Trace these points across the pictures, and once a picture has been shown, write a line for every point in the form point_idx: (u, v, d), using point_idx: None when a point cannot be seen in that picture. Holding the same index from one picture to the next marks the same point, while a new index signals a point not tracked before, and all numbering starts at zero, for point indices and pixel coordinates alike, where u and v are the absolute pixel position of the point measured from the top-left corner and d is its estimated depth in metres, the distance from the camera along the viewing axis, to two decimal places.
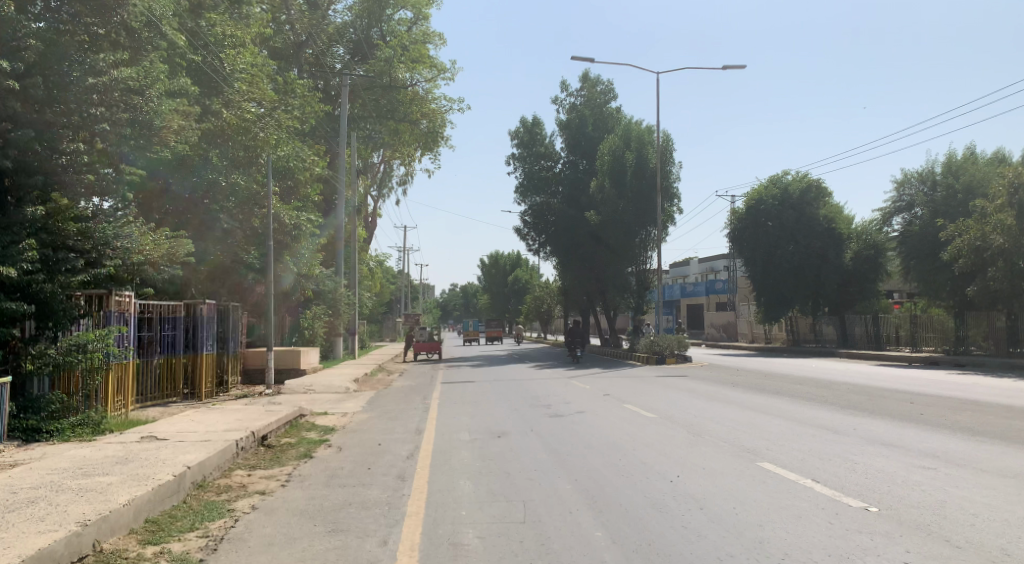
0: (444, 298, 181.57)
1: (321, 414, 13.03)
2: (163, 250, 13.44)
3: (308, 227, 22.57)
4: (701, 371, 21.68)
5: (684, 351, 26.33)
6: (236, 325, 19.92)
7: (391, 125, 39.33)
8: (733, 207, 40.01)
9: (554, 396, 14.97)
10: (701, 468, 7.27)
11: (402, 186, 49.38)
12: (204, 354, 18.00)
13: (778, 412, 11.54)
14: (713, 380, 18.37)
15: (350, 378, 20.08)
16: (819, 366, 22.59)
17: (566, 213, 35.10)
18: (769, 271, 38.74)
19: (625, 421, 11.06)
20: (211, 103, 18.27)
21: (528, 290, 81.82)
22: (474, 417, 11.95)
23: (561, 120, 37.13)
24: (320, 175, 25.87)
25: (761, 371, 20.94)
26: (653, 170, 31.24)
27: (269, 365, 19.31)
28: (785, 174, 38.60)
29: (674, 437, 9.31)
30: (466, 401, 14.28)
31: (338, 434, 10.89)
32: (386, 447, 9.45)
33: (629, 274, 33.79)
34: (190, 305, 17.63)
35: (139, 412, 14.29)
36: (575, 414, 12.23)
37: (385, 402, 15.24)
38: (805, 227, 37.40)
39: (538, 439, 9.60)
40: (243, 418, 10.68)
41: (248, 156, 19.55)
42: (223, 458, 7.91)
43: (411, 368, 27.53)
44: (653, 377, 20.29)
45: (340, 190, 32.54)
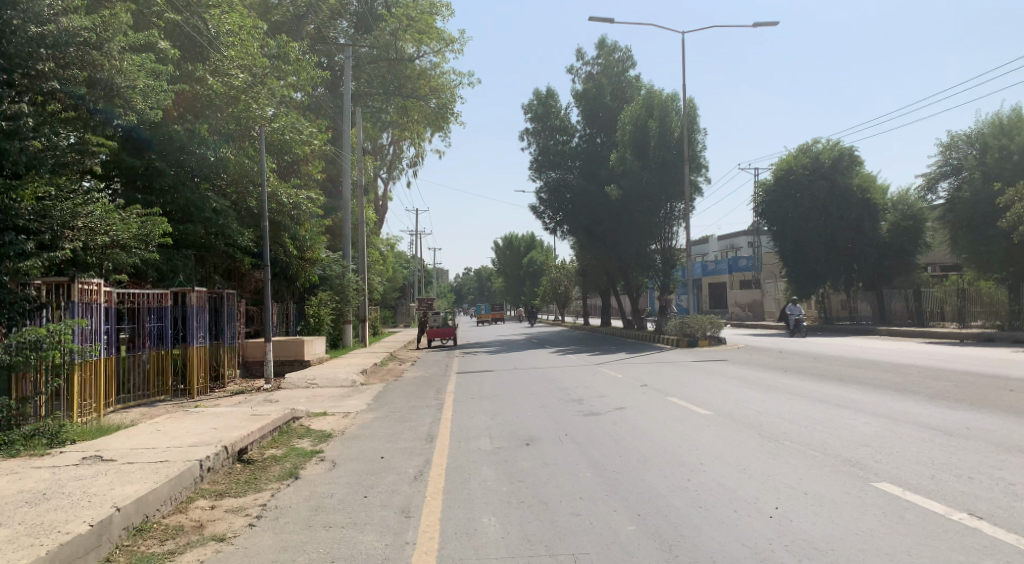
0: (458, 282, 180.17)
1: (319, 414, 11.32)
2: (137, 230, 11.82)
3: (309, 206, 20.79)
4: (740, 354, 19.77)
5: (717, 332, 24.35)
6: (233, 315, 18.21)
7: (398, 101, 37.46)
8: (760, 179, 37.96)
9: (585, 388, 13.03)
10: (803, 494, 5.48)
11: (412, 168, 47.57)
12: (196, 348, 16.27)
13: (858, 405, 9.70)
14: (759, 365, 16.54)
15: (357, 370, 18.41)
16: (869, 347, 20.62)
17: (584, 189, 33.18)
18: (800, 245, 36.71)
19: (677, 421, 9.20)
20: (193, 70, 16.81)
21: (543, 272, 79.68)
22: (496, 418, 10.18)
23: (578, 90, 35.18)
24: (323, 151, 24.07)
25: (807, 354, 19.08)
26: (677, 139, 29.30)
27: (268, 358, 17.57)
28: (816, 143, 36.47)
29: (749, 444, 7.44)
30: (485, 397, 12.50)
31: (337, 442, 9.17)
32: (390, 461, 7.68)
33: (653, 251, 31.70)
34: (180, 293, 15.94)
35: (117, 415, 12.70)
36: (614, 412, 10.34)
37: (393, 399, 13.46)
38: (838, 199, 35.37)
39: (576, 449, 7.81)
40: (222, 424, 8.98)
41: (240, 128, 17.84)
42: (179, 486, 6.21)
43: (425, 356, 25.85)
44: (690, 363, 18.25)
45: (345, 169, 30.73)
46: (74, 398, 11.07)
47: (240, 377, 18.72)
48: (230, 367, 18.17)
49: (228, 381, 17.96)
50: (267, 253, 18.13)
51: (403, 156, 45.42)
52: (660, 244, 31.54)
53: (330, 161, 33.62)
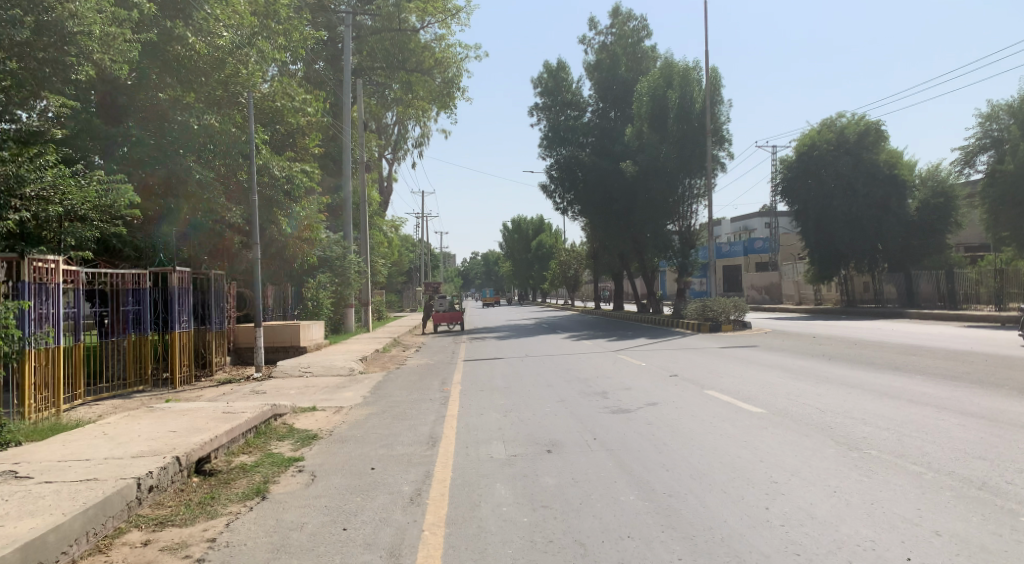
0: (464, 267, 178.88)
1: (307, 411, 9.88)
2: (99, 204, 10.46)
3: (304, 180, 19.30)
4: (770, 340, 18.28)
5: (741, 316, 22.87)
6: (221, 299, 16.73)
7: (402, 76, 35.92)
8: (781, 157, 36.50)
9: (608, 379, 11.58)
10: (936, 536, 4.01)
11: (417, 148, 46.05)
12: (179, 333, 14.86)
13: (936, 400, 8.21)
14: (796, 352, 15.05)
15: (356, 356, 17.01)
16: (909, 330, 19.10)
17: (598, 165, 31.63)
18: (822, 225, 35.33)
19: (724, 421, 7.74)
20: (172, 27, 14.98)
21: (552, 255, 78.11)
22: (510, 416, 8.73)
23: (590, 62, 33.61)
24: (320, 122, 22.62)
25: (844, 338, 17.59)
26: (698, 112, 27.77)
27: (258, 344, 16.16)
28: (840, 117, 34.98)
29: (827, 455, 5.97)
30: (496, 389, 11.03)
31: (321, 446, 7.71)
32: (382, 475, 6.23)
33: (671, 232, 30.08)
34: (159, 273, 14.52)
35: (83, 410, 11.30)
36: (647, 408, 8.87)
37: (392, 390, 12.03)
38: (864, 175, 33.85)
39: (611, 459, 6.34)
40: (185, 424, 7.53)
41: (227, 93, 16.78)
42: (104, 516, 4.78)
43: (431, 342, 24.40)
44: (716, 349, 16.80)
45: (346, 146, 29.23)
46: (26, 391, 9.64)
47: (230, 365, 17.36)
48: (218, 354, 16.77)
49: (217, 369, 16.59)
50: (256, 229, 16.81)
51: (408, 136, 43.93)
52: (678, 223, 30.03)
53: (331, 137, 32.17)
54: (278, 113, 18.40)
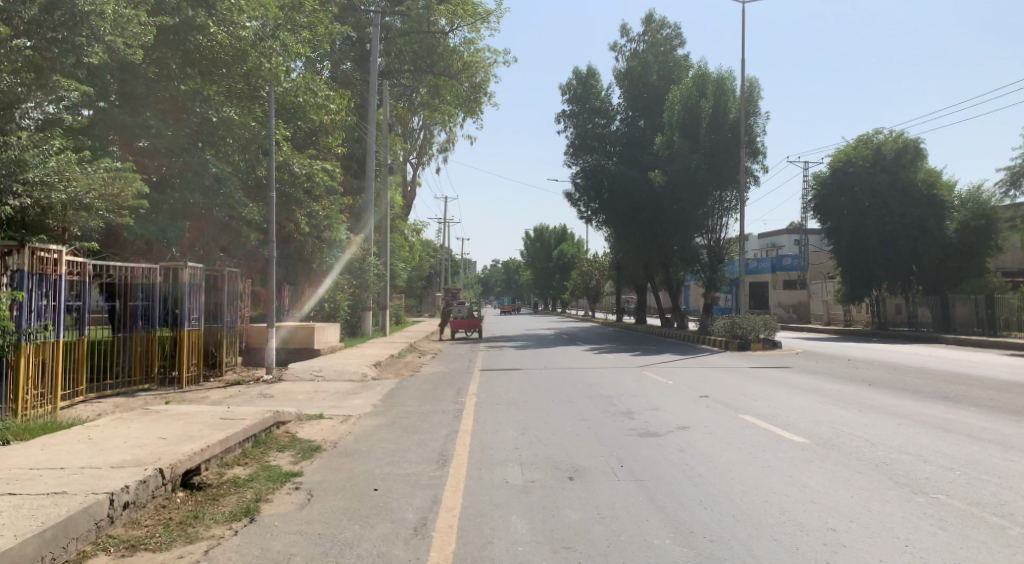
0: (485, 275, 178.52)
1: (314, 419, 9.30)
2: (108, 194, 9.91)
3: (324, 178, 18.82)
4: (803, 361, 17.49)
5: (771, 335, 22.07)
6: (234, 298, 16.28)
7: (429, 80, 35.56)
8: (815, 173, 35.68)
9: (633, 397, 10.91)
10: None
11: (442, 153, 45.67)
12: (189, 332, 14.44)
13: (998, 437, 7.46)
14: (832, 375, 14.27)
15: (370, 361, 16.47)
16: (949, 356, 18.20)
17: (625, 174, 31.00)
18: (855, 244, 34.42)
19: (764, 451, 7.05)
20: (194, 16, 14.49)
21: (574, 266, 77.42)
22: (529, 435, 8.10)
23: (621, 69, 33.03)
24: (344, 121, 22.21)
25: (881, 363, 16.77)
26: (732, 122, 27.06)
27: (270, 345, 15.66)
28: (876, 134, 34.14)
29: (889, 498, 5.27)
30: (515, 404, 10.39)
31: (323, 461, 7.12)
32: (386, 498, 5.63)
33: (698, 245, 29.32)
34: (170, 269, 14.17)
35: (82, 408, 10.83)
36: (677, 433, 8.20)
37: (404, 399, 11.44)
38: (901, 194, 33.01)
39: (642, 491, 5.69)
40: (177, 430, 6.96)
41: (247, 86, 16.51)
42: (66, 538, 4.20)
43: (448, 349, 23.84)
44: (745, 369, 16.06)
45: (370, 147, 28.83)
46: (19, 386, 9.14)
47: (242, 365, 16.88)
48: (229, 354, 16.30)
49: (227, 369, 16.11)
50: (273, 226, 16.35)
51: (434, 141, 43.56)
52: (706, 237, 29.31)
53: (355, 139, 31.82)
54: (300, 108, 17.99)
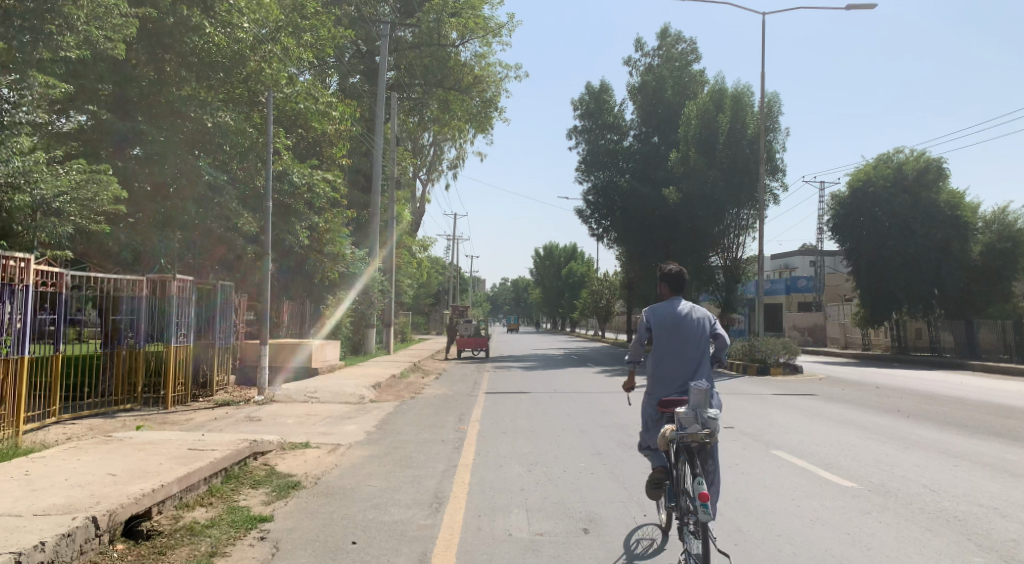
0: (494, 293, 177.71)
1: (299, 449, 8.39)
2: (83, 195, 9.24)
3: (326, 188, 17.96)
4: (829, 388, 16.52)
5: (792, 359, 21.06)
6: (227, 313, 15.40)
7: (439, 94, 34.88)
8: (833, 192, 34.81)
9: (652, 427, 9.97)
10: None
11: (451, 169, 44.92)
12: (176, 349, 13.54)
13: None
14: (863, 404, 13.30)
15: (370, 381, 15.60)
16: (983, 385, 17.19)
17: (638, 191, 30.22)
18: (875, 265, 33.51)
19: (810, 498, 6.12)
20: (189, 15, 13.86)
21: (583, 284, 76.46)
22: (537, 473, 7.17)
23: (635, 84, 32.27)
24: (348, 131, 21.48)
25: (912, 392, 15.78)
26: (750, 137, 26.11)
27: (262, 364, 14.75)
28: (897, 153, 33.28)
29: None
30: (522, 433, 9.45)
31: (299, 501, 6.20)
32: (365, 556, 4.71)
33: (713, 264, 28.41)
34: (158, 280, 13.25)
35: (50, 431, 9.94)
36: None
37: (401, 425, 10.53)
38: (922, 215, 32.14)
39: (672, 552, 4.75)
40: (131, 462, 6.04)
41: (246, 91, 15.64)
42: None
43: (453, 369, 22.92)
44: (767, 396, 15.09)
45: (377, 160, 28.10)
46: None
47: (234, 384, 16.03)
48: (221, 371, 15.42)
49: (217, 389, 15.23)
50: (269, 239, 15.42)
51: (444, 157, 42.85)
52: (721, 255, 28.36)
53: (362, 152, 31.11)
54: (301, 115, 17.15)
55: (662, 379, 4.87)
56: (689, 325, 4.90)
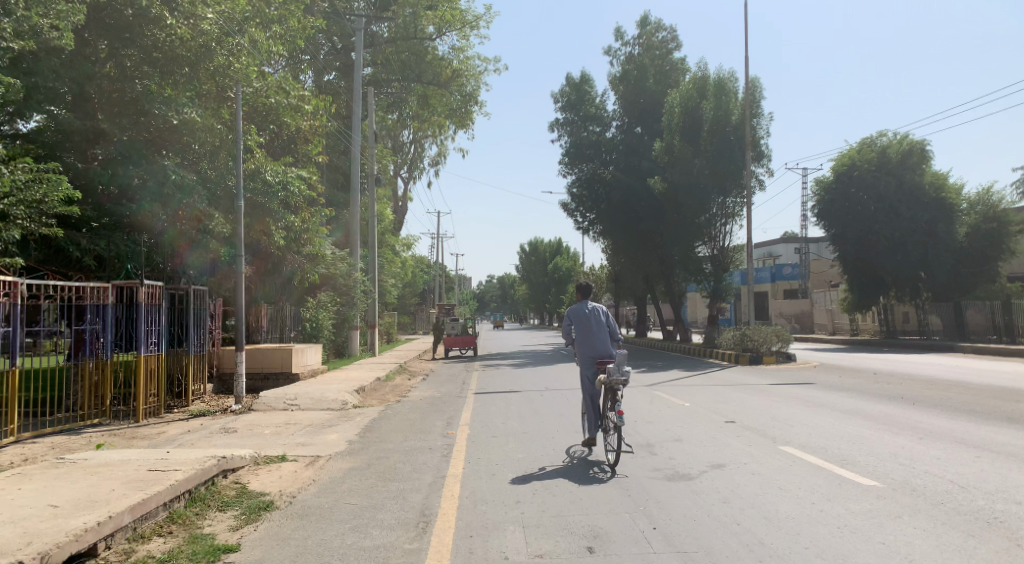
0: (480, 290, 177.04)
1: (274, 464, 7.78)
2: (30, 198, 8.61)
3: (301, 187, 17.27)
4: (827, 377, 16.08)
5: (785, 347, 20.65)
6: (200, 318, 14.68)
7: (418, 89, 34.20)
8: (818, 178, 34.48)
9: (651, 426, 9.44)
10: None
11: (433, 167, 44.25)
12: (147, 359, 12.82)
13: None
14: (865, 391, 12.85)
15: (353, 386, 14.98)
16: (982, 367, 16.82)
17: (623, 182, 29.71)
18: (862, 250, 33.22)
19: (830, 502, 5.60)
20: (149, 7, 13.17)
21: (569, 278, 75.97)
22: (532, 483, 6.60)
23: (615, 74, 31.70)
24: (324, 127, 20.77)
25: (911, 377, 15.37)
26: (735, 123, 25.64)
27: (238, 371, 14.08)
28: (882, 136, 32.97)
29: None
30: (514, 438, 8.89)
31: (270, 525, 5.60)
32: None
33: (701, 253, 27.95)
34: (123, 286, 12.48)
35: (9, 452, 9.28)
36: (712, 474, 6.73)
37: (386, 432, 9.95)
38: (907, 198, 31.85)
39: None
40: (80, 490, 5.42)
41: (214, 86, 14.95)
42: None
43: (440, 368, 22.34)
44: (765, 386, 14.57)
45: (355, 156, 27.42)
46: None
47: (212, 393, 15.36)
48: (195, 381, 14.71)
49: (193, 399, 14.57)
50: (240, 238, 14.79)
51: (425, 154, 42.13)
52: (708, 244, 27.83)
53: (340, 151, 30.39)
54: (273, 110, 16.49)
55: (586, 353, 7.55)
56: (594, 316, 7.66)
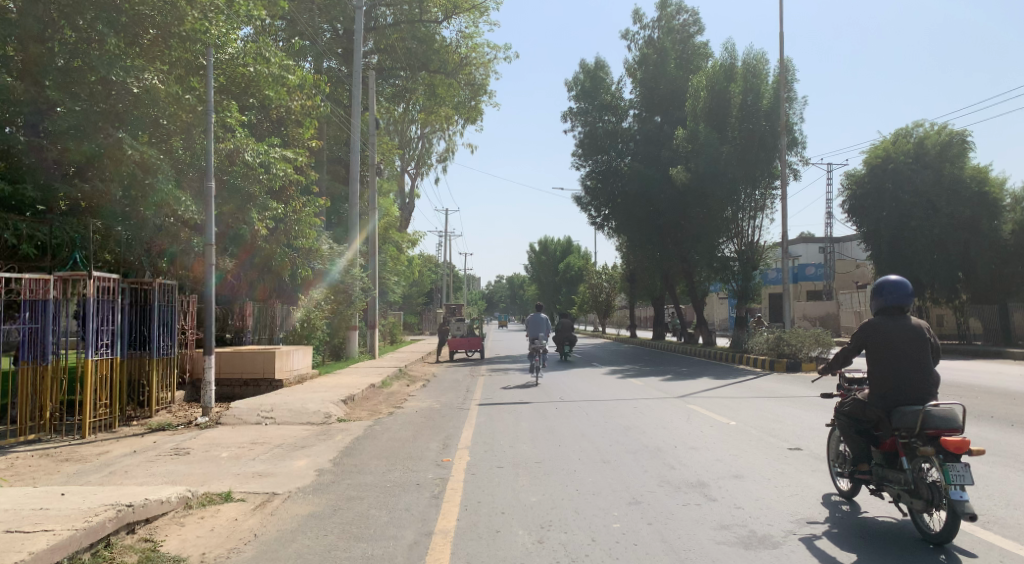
0: (489, 290, 175.17)
1: (211, 508, 5.91)
2: None
3: (287, 171, 15.32)
4: (883, 387, 14.16)
5: (825, 352, 18.73)
6: (165, 317, 12.80)
7: (424, 77, 32.39)
8: (848, 171, 32.53)
9: (697, 456, 7.58)
10: None
11: (441, 162, 42.39)
12: (98, 367, 10.95)
13: None
14: (939, 407, 10.97)
15: (342, 395, 13.16)
16: None
17: (641, 173, 27.83)
18: (896, 247, 31.19)
19: None
20: None
21: (581, 278, 73.94)
22: (552, 552, 4.75)
23: (633, 60, 29.85)
24: (317, 108, 18.88)
25: (979, 388, 13.49)
26: (766, 109, 23.85)
27: (208, 380, 12.28)
28: (917, 127, 31.02)
29: None
30: (525, 470, 6.99)
31: None
32: None
33: (725, 248, 25.97)
34: (67, 278, 10.64)
35: None
36: (807, 540, 4.85)
37: (371, 456, 8.13)
38: (945, 192, 29.80)
39: None
40: None
41: (183, 51, 13.10)
42: None
43: (444, 373, 20.48)
44: (814, 398, 12.69)
45: (355, 147, 25.56)
46: None
47: (181, 401, 13.58)
48: (159, 389, 12.82)
49: (158, 409, 12.77)
50: (212, 225, 12.95)
51: (433, 150, 40.24)
52: (734, 241, 25.74)
53: (341, 142, 28.52)
54: (253, 82, 14.58)
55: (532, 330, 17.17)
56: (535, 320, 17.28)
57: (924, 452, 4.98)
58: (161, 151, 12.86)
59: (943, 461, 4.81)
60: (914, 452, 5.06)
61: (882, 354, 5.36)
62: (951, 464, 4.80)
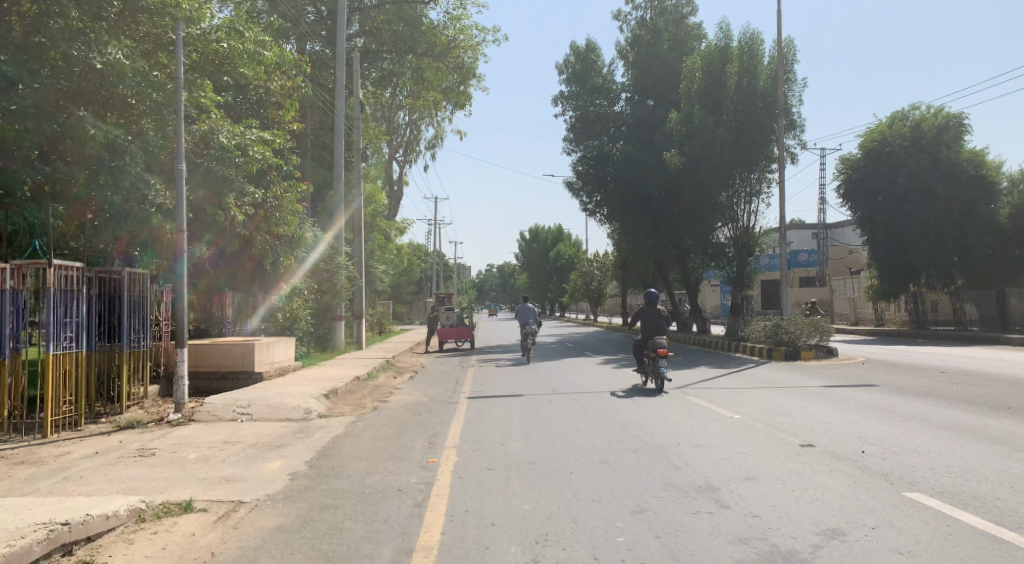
0: (479, 279, 174.38)
1: (167, 520, 5.30)
2: None
3: (266, 153, 14.67)
4: (888, 376, 13.66)
5: (825, 340, 18.22)
6: (135, 308, 12.12)
7: (411, 61, 31.56)
8: (843, 155, 32.03)
9: (703, 455, 7.01)
10: None
11: (429, 149, 41.61)
12: (62, 361, 10.27)
13: None
14: (951, 398, 10.45)
15: (324, 388, 12.53)
16: None
17: (635, 158, 27.21)
18: (892, 232, 30.71)
19: None
20: None
21: (572, 266, 73.26)
22: None
23: (625, 41, 29.17)
24: (298, 89, 18.13)
25: (987, 377, 13.00)
26: (763, 91, 23.27)
27: (180, 374, 11.64)
28: (913, 109, 30.51)
29: None
30: (517, 473, 6.40)
31: None
32: None
33: (720, 233, 25.38)
34: (25, 268, 9.93)
35: None
36: (837, 555, 4.28)
37: (351, 457, 7.52)
38: (942, 176, 29.32)
39: None
40: None
41: (151, 26, 12.35)
42: None
43: (433, 364, 19.88)
44: (817, 388, 12.16)
45: (340, 132, 24.80)
46: None
47: (154, 396, 12.92)
48: (131, 383, 12.15)
49: (129, 404, 12.12)
50: (184, 211, 12.25)
51: (421, 136, 39.43)
52: (729, 226, 25.32)
53: (325, 127, 27.73)
54: (228, 60, 13.83)
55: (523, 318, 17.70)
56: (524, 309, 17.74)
57: (655, 356, 12.01)
58: (130, 133, 12.11)
59: (659, 358, 11.88)
60: (653, 357, 12.04)
61: (647, 320, 12.53)
62: (662, 360, 11.84)
